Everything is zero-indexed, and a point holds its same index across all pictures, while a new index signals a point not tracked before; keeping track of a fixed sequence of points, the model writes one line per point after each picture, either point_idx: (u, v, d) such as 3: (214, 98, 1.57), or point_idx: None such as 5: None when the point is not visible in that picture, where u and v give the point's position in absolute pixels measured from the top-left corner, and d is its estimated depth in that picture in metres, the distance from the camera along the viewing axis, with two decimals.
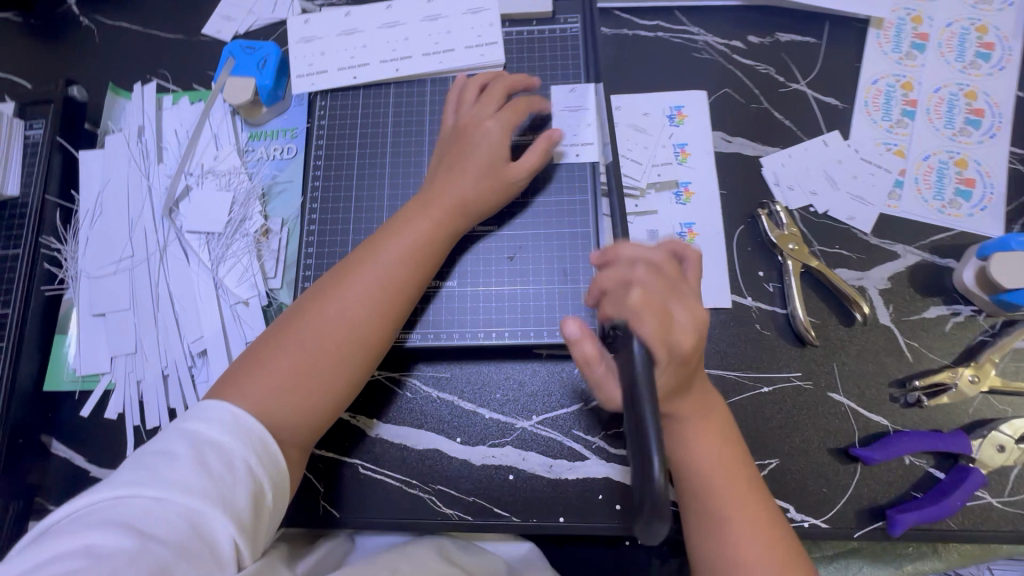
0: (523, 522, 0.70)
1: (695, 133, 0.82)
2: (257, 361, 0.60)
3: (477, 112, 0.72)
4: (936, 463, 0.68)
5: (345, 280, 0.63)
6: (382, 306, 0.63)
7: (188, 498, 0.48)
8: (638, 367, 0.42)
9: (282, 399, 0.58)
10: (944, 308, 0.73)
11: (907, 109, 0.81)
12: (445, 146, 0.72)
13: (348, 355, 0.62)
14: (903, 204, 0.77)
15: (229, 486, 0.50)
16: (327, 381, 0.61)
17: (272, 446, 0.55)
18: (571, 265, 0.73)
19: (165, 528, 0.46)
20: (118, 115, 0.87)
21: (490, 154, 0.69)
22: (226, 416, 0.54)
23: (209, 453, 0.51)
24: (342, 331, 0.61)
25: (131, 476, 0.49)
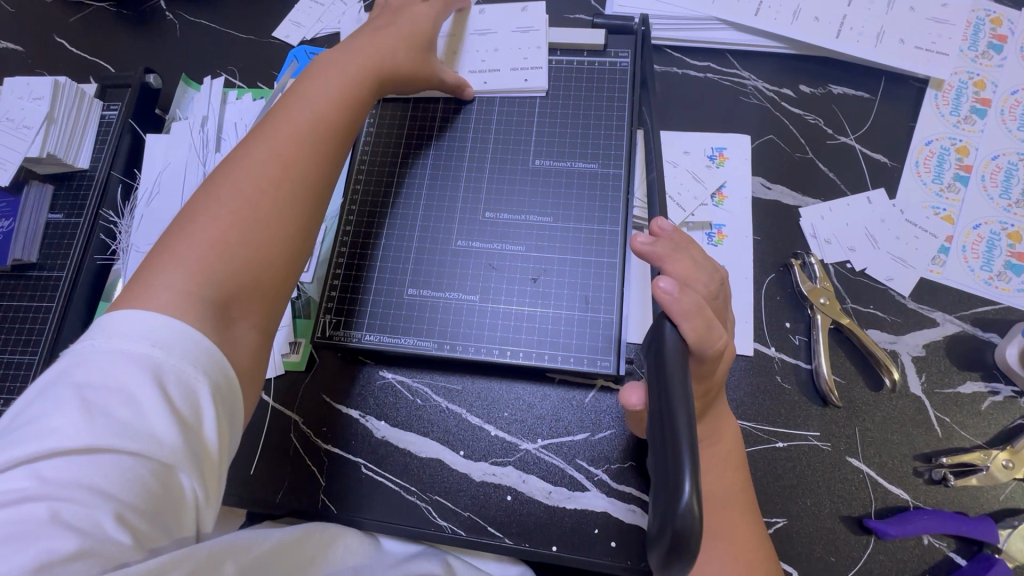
0: (515, 546, 0.69)
1: (735, 176, 0.81)
2: (167, 253, 0.51)
3: (407, 20, 0.76)
4: (957, 548, 0.64)
5: (254, 148, 0.58)
6: (306, 161, 0.59)
7: (157, 453, 0.41)
8: (672, 387, 0.40)
9: (219, 261, 0.52)
10: (982, 384, 0.70)
11: (959, 174, 0.79)
12: (359, 36, 0.72)
13: (293, 191, 0.58)
14: (948, 271, 0.74)
15: (197, 435, 0.44)
16: (269, 232, 0.55)
17: (227, 368, 0.48)
18: (593, 294, 0.73)
19: (132, 485, 0.40)
20: (186, 105, 0.93)
21: (411, 32, 0.75)
22: (161, 323, 0.45)
23: (173, 394, 0.43)
24: (279, 172, 0.57)
25: (76, 420, 0.40)
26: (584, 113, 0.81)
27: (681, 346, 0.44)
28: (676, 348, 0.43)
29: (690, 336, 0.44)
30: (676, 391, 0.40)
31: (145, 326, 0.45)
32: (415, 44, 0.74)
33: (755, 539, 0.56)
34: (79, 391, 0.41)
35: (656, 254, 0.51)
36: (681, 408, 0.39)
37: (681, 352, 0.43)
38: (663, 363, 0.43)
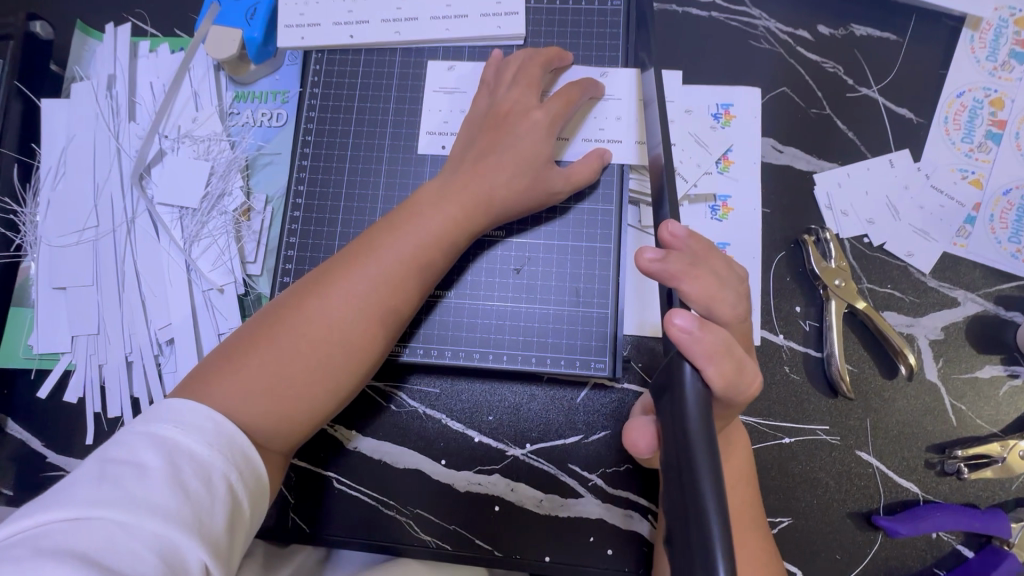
0: (506, 558, 0.65)
1: (743, 137, 0.71)
2: (234, 357, 0.53)
3: (519, 97, 0.62)
4: (965, 540, 0.62)
5: (346, 274, 0.56)
6: (366, 331, 0.55)
7: (157, 524, 0.40)
8: (695, 449, 0.37)
9: (268, 395, 0.52)
10: (1000, 368, 0.65)
11: (992, 131, 0.70)
12: (474, 133, 0.63)
13: (335, 366, 0.55)
14: (972, 244, 0.67)
15: (207, 508, 0.43)
16: (307, 380, 0.53)
17: (256, 458, 0.48)
18: (585, 285, 0.64)
19: (131, 556, 0.39)
20: (87, 61, 0.76)
21: (535, 150, 0.60)
22: (208, 422, 0.47)
23: (186, 470, 0.43)
24: (321, 344, 0.54)
25: (89, 489, 0.41)
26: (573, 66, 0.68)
27: (701, 389, 0.40)
28: (697, 396, 0.39)
29: (717, 382, 0.40)
30: (699, 437, 0.37)
31: (169, 409, 0.47)
32: (531, 159, 0.60)
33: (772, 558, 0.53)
34: (100, 461, 0.43)
35: (668, 273, 0.44)
36: (706, 473, 0.36)
37: (703, 401, 0.40)
38: (682, 418, 0.39)
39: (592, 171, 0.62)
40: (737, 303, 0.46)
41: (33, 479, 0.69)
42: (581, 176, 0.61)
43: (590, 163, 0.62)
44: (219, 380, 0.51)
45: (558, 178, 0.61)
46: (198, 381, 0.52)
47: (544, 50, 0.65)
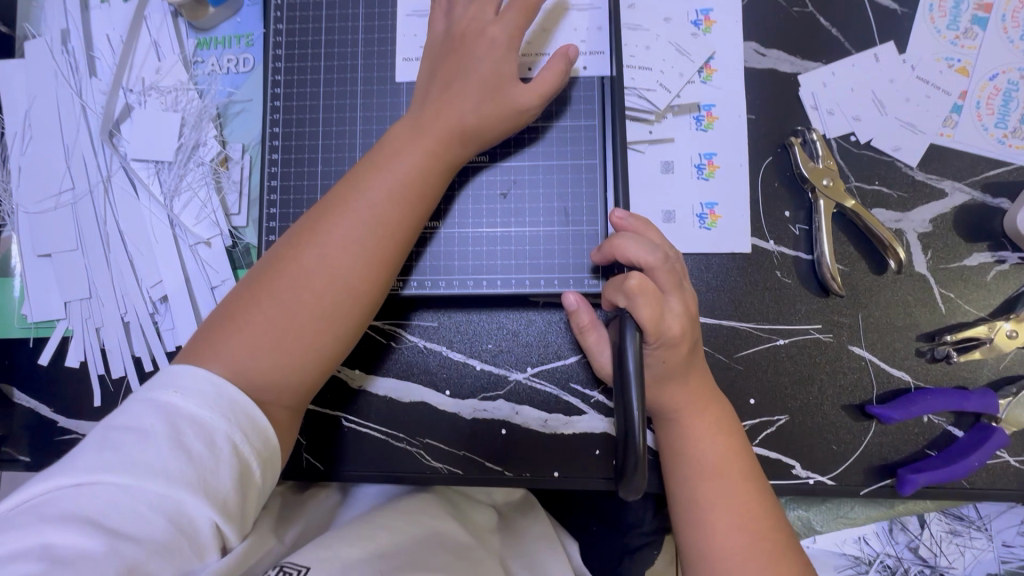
0: (516, 476, 0.67)
1: (723, 42, 0.69)
2: (236, 316, 0.54)
3: (476, 16, 0.60)
4: (956, 421, 0.64)
5: (334, 221, 0.55)
6: (364, 274, 0.55)
7: (163, 488, 0.44)
8: (629, 388, 0.49)
9: (271, 348, 0.53)
10: (988, 255, 0.66)
11: (978, 15, 0.68)
12: (437, 60, 0.61)
13: (334, 314, 0.55)
14: (959, 133, 0.67)
15: (210, 469, 0.45)
16: (309, 331, 0.54)
17: (261, 420, 0.50)
18: (573, 205, 0.64)
19: (138, 518, 0.43)
20: (37, 16, 0.72)
21: (496, 68, 0.59)
22: (209, 386, 0.49)
23: (188, 434, 0.46)
24: (317, 292, 0.54)
25: (96, 457, 0.44)
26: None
27: (637, 339, 0.51)
28: (633, 345, 0.51)
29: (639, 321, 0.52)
30: (632, 347, 0.51)
31: (170, 375, 0.49)
32: (495, 79, 0.59)
33: (760, 500, 0.56)
34: (105, 430, 0.46)
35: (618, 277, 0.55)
36: (636, 409, 0.49)
37: (637, 351, 0.51)
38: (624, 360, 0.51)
39: (557, 79, 0.60)
40: (660, 252, 0.55)
41: (47, 445, 0.70)
42: (549, 84, 0.59)
43: (556, 67, 0.59)
44: (220, 339, 0.53)
45: (526, 94, 0.59)
46: (203, 345, 0.53)
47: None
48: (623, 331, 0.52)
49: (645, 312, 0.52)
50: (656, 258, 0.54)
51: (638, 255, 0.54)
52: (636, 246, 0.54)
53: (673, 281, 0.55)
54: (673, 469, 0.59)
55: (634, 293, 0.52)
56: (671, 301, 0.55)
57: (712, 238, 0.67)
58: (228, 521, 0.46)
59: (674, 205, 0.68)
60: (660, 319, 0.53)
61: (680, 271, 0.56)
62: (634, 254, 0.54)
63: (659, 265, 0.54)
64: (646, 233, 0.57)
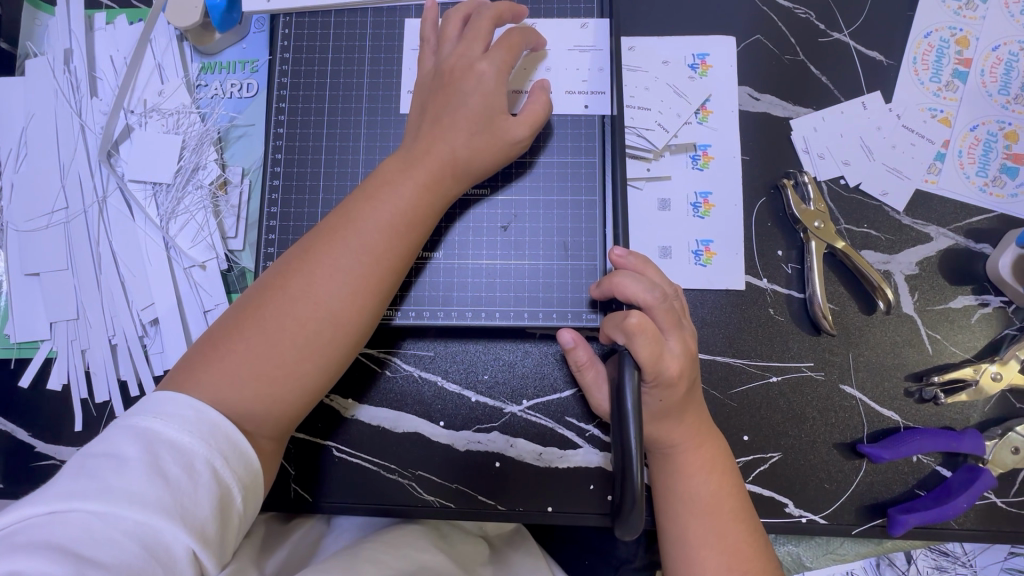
0: (509, 511, 0.66)
1: (719, 86, 0.71)
2: (220, 346, 0.53)
3: (463, 51, 0.60)
4: (943, 462, 0.65)
5: (324, 251, 0.55)
6: (350, 304, 0.55)
7: (139, 514, 0.42)
8: (627, 425, 0.49)
9: (254, 379, 0.52)
10: (972, 298, 0.68)
11: (958, 70, 0.71)
12: (426, 97, 0.61)
13: (320, 346, 0.54)
14: (943, 179, 0.70)
15: (189, 494, 0.45)
16: (293, 362, 0.53)
17: (243, 446, 0.49)
18: (573, 239, 0.64)
19: (111, 545, 0.41)
20: (40, 36, 0.72)
21: (484, 102, 0.58)
22: (190, 412, 0.48)
23: (167, 458, 0.45)
24: (304, 323, 0.53)
25: (72, 484, 0.43)
26: (532, 17, 0.67)
27: (636, 377, 0.52)
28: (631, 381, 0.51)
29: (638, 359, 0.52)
30: (632, 386, 0.51)
31: (150, 402, 0.48)
32: (489, 112, 0.59)
33: (750, 539, 0.56)
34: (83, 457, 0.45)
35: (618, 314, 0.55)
36: (634, 445, 0.49)
37: (636, 389, 0.51)
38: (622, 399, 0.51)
39: (545, 111, 0.61)
40: (659, 290, 0.55)
41: (24, 470, 0.68)
42: (537, 115, 0.59)
43: (539, 100, 0.61)
44: (204, 369, 0.52)
45: (516, 125, 0.59)
46: (186, 372, 0.52)
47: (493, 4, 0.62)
48: (622, 368, 0.52)
49: (645, 350, 0.52)
50: (655, 297, 0.54)
51: (638, 293, 0.55)
52: (636, 283, 0.55)
53: (672, 320, 0.55)
54: (665, 504, 0.59)
55: (635, 331, 0.52)
56: (670, 341, 0.55)
57: (707, 275, 0.68)
58: (206, 548, 0.44)
59: (670, 241, 0.69)
60: (659, 358, 0.53)
61: (678, 311, 0.57)
62: (633, 292, 0.55)
63: (658, 304, 0.55)
64: (645, 272, 0.57)
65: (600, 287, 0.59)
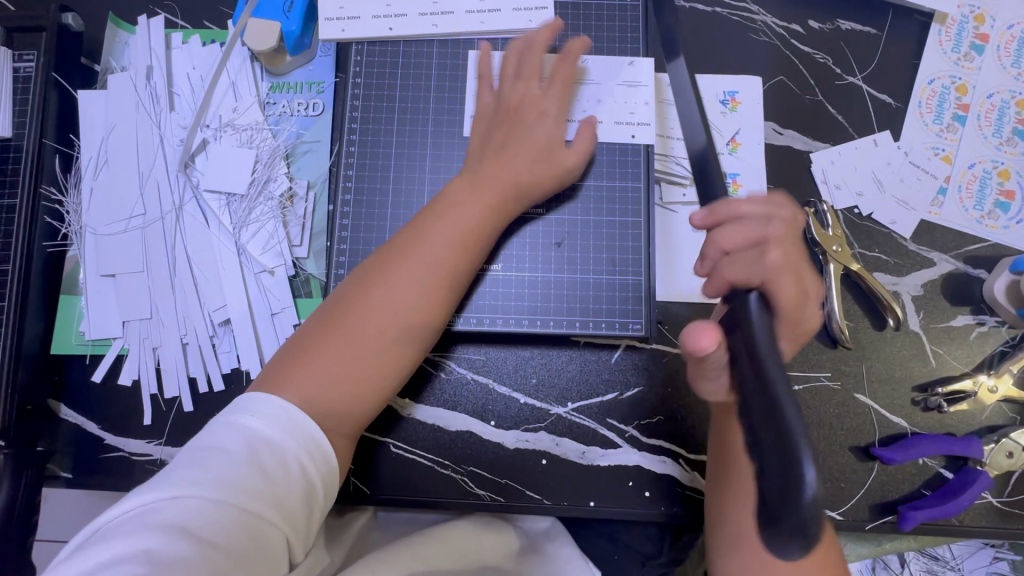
0: (554, 505, 0.71)
1: (747, 121, 0.79)
2: (306, 351, 0.58)
3: (524, 89, 0.69)
4: (946, 464, 0.72)
5: (399, 265, 0.61)
6: (422, 314, 0.61)
7: (247, 504, 0.48)
8: (773, 381, 0.43)
9: (340, 380, 0.58)
10: (970, 318, 0.76)
11: (958, 113, 0.80)
12: (490, 123, 0.69)
13: (396, 351, 0.61)
14: (945, 211, 0.78)
15: (284, 486, 0.51)
16: (373, 365, 0.59)
17: (324, 444, 0.55)
18: (619, 256, 0.71)
19: (224, 529, 0.46)
20: (121, 51, 0.77)
21: (550, 134, 0.68)
22: (282, 412, 0.54)
23: (265, 454, 0.51)
24: (383, 330, 0.60)
25: (183, 474, 0.48)
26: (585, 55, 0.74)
27: (772, 318, 0.48)
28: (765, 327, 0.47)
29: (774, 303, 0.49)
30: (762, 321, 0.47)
31: (245, 401, 0.54)
32: (550, 146, 0.68)
33: None
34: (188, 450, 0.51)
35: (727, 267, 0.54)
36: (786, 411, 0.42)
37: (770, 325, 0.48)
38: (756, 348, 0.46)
39: (590, 141, 0.69)
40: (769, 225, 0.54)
41: (95, 461, 0.71)
42: (587, 145, 0.68)
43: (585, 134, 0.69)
44: (291, 372, 0.57)
45: (571, 155, 0.68)
46: (276, 375, 0.57)
47: (538, 34, 0.70)
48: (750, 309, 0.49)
49: (787, 295, 0.50)
50: (779, 231, 0.53)
51: (744, 235, 0.53)
52: (740, 227, 0.54)
53: (794, 252, 0.53)
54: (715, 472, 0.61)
55: (770, 272, 0.50)
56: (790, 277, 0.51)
57: None
58: (297, 535, 0.51)
59: None
60: (799, 299, 0.50)
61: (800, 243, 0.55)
62: (756, 232, 0.53)
63: (776, 238, 0.53)
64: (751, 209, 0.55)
65: (708, 221, 0.56)
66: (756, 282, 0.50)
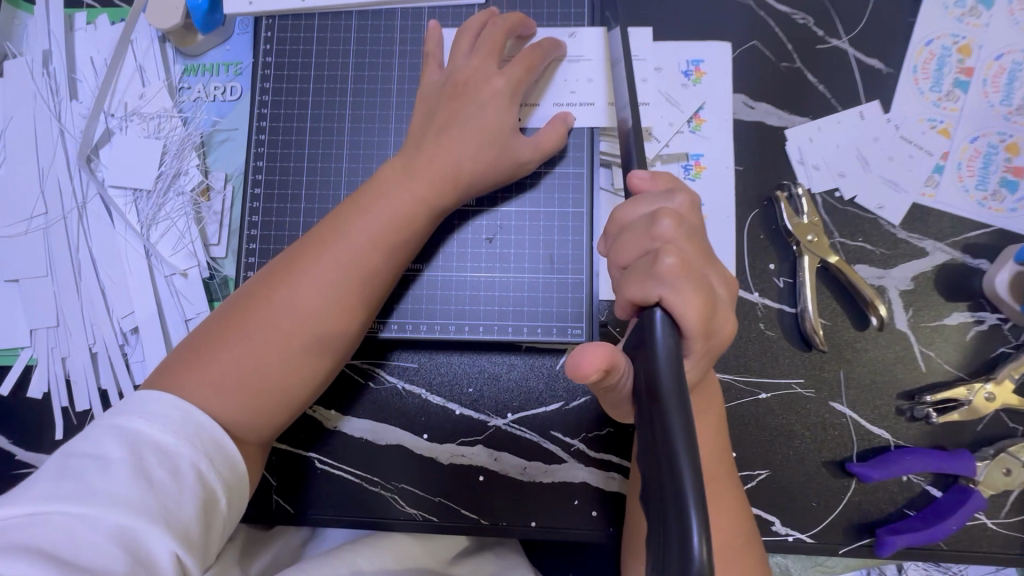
0: (492, 525, 0.65)
1: (713, 94, 0.70)
2: (203, 351, 0.51)
3: (477, 67, 0.59)
4: (934, 481, 0.64)
5: (314, 260, 0.54)
6: (338, 318, 0.54)
7: (121, 517, 0.41)
8: (668, 412, 0.35)
9: (240, 387, 0.51)
10: (967, 315, 0.66)
11: (960, 79, 0.69)
12: (433, 105, 0.59)
13: (308, 357, 0.53)
14: (940, 193, 0.68)
15: (174, 497, 0.43)
16: (278, 372, 0.52)
17: (229, 447, 0.48)
18: (559, 252, 0.63)
19: (93, 548, 0.39)
20: (18, 35, 0.71)
21: (498, 121, 0.58)
22: (175, 413, 0.47)
23: (152, 459, 0.44)
24: (292, 334, 0.52)
25: (53, 484, 0.41)
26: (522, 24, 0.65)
27: (672, 331, 0.39)
28: (667, 349, 0.38)
29: (688, 319, 0.40)
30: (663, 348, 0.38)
31: (134, 401, 0.47)
32: (499, 130, 0.58)
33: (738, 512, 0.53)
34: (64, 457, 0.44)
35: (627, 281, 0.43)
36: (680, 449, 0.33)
37: (672, 343, 0.38)
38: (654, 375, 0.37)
39: (559, 139, 0.60)
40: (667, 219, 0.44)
41: (5, 478, 0.67)
42: (552, 144, 0.59)
43: (558, 129, 0.60)
44: (183, 375, 0.50)
45: (525, 146, 0.59)
46: (167, 376, 0.50)
47: (507, 15, 0.61)
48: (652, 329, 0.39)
49: (692, 304, 0.40)
50: (674, 225, 0.43)
51: (639, 238, 0.44)
52: (635, 227, 0.45)
53: (697, 249, 0.44)
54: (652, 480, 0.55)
55: (672, 278, 0.41)
56: (702, 284, 0.42)
57: None
58: (192, 552, 0.43)
59: None
60: (708, 309, 0.41)
61: (706, 240, 0.45)
62: (648, 236, 0.43)
63: (677, 235, 0.43)
64: (642, 204, 0.46)
65: (610, 229, 0.47)
66: (656, 294, 0.40)
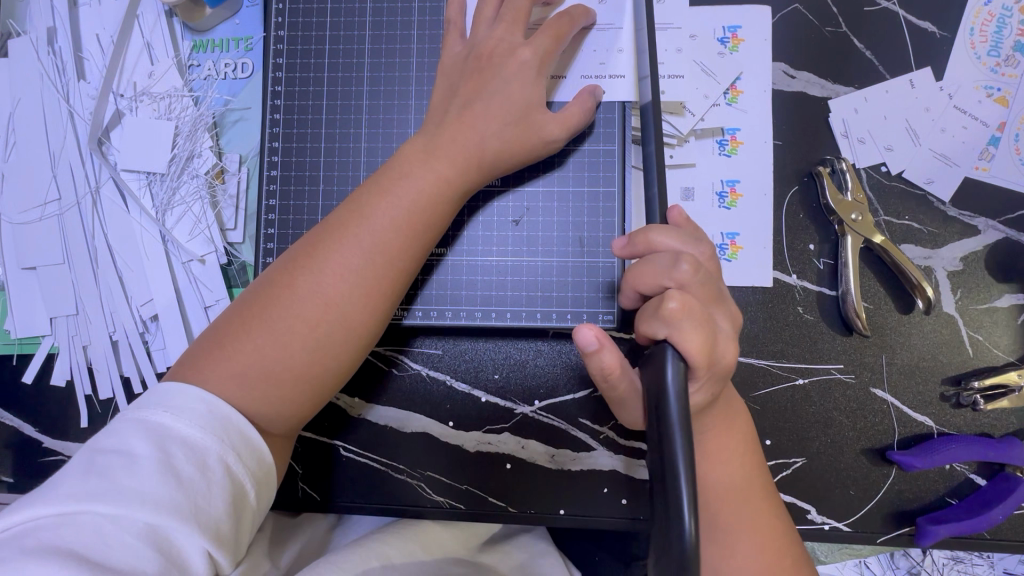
0: (520, 513, 0.64)
1: (751, 63, 0.65)
2: (226, 342, 0.50)
3: (502, 37, 0.55)
4: (978, 469, 0.62)
5: (333, 247, 0.52)
6: (360, 306, 0.52)
7: (149, 515, 0.40)
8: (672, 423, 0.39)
9: (262, 378, 0.49)
10: (1019, 296, 0.63)
11: (1020, 42, 0.64)
12: (456, 79, 0.56)
13: (330, 347, 0.51)
14: (995, 167, 0.64)
15: (202, 494, 0.42)
16: (301, 363, 0.50)
17: (255, 441, 0.47)
18: (588, 234, 0.60)
19: (123, 548, 0.39)
20: (21, 12, 0.68)
21: (523, 95, 0.54)
22: (199, 406, 0.46)
23: (179, 455, 0.43)
24: (313, 323, 0.50)
25: (80, 483, 0.41)
26: None
27: (681, 367, 0.42)
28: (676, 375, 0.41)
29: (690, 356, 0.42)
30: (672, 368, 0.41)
31: (158, 395, 0.46)
32: (527, 105, 0.55)
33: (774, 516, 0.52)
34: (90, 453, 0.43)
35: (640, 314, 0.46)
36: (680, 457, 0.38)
37: (681, 378, 0.41)
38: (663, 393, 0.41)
39: (585, 115, 0.57)
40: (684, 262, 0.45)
41: (32, 466, 0.67)
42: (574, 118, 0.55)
43: (583, 102, 0.57)
44: (207, 366, 0.49)
45: (551, 123, 0.55)
46: (192, 367, 0.49)
47: None
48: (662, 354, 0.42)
49: (695, 344, 0.42)
50: (691, 270, 0.44)
51: (657, 275, 0.45)
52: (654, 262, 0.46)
53: (709, 293, 0.45)
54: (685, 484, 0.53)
55: (676, 320, 0.42)
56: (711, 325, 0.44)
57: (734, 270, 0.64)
58: (223, 548, 0.43)
59: None
60: (710, 348, 0.43)
61: (720, 284, 0.47)
62: (662, 275, 0.45)
63: (692, 279, 0.44)
64: (663, 240, 0.47)
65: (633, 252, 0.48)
66: (660, 332, 0.43)
